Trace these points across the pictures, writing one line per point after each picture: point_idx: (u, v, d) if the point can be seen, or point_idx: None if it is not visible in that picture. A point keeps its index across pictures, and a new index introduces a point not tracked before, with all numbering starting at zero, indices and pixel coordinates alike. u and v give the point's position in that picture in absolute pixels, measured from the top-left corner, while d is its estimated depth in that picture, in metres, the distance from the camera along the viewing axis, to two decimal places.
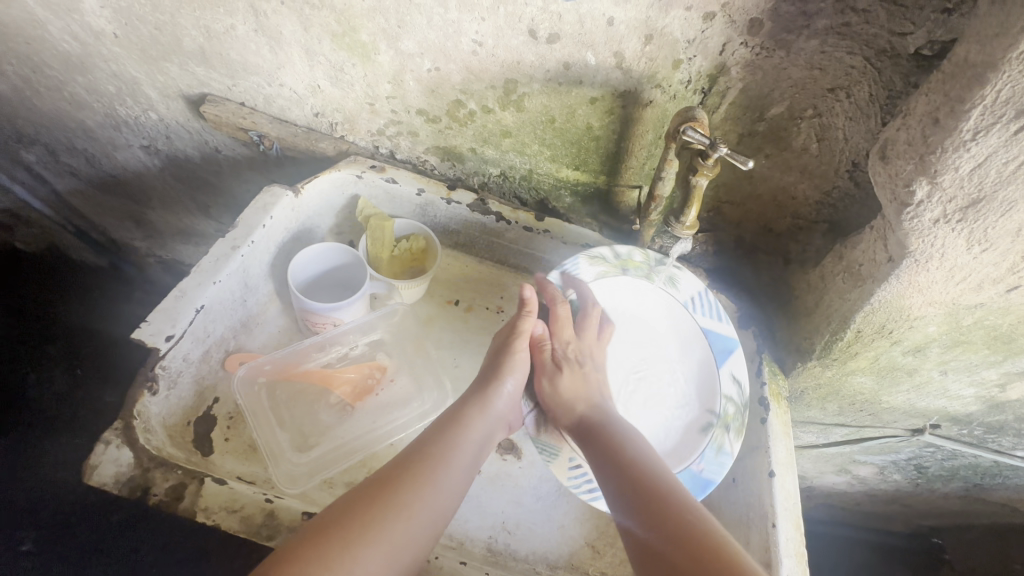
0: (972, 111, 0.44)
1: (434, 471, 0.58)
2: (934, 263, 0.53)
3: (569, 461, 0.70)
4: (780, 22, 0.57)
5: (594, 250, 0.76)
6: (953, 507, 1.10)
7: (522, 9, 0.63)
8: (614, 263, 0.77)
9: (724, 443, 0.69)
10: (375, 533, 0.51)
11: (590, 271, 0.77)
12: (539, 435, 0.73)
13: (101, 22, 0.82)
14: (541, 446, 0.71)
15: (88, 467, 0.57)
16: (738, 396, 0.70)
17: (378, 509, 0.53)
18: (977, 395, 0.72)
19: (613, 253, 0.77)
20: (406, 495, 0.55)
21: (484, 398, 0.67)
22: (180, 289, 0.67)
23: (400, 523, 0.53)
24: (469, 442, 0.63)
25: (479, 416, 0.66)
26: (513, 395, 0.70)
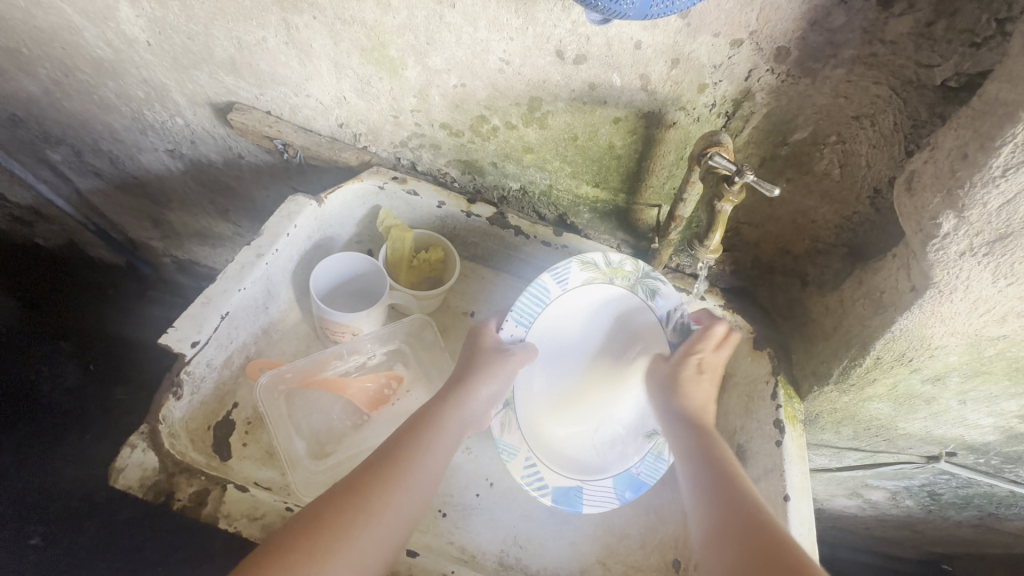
0: (1002, 148, 0.44)
1: (405, 474, 0.57)
2: (959, 294, 0.53)
3: (525, 461, 0.72)
4: (808, 51, 0.58)
5: (586, 255, 0.72)
6: (966, 534, 1.09)
7: (551, 30, 0.64)
8: (603, 271, 0.73)
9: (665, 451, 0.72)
10: (342, 542, 0.51)
11: (579, 277, 0.73)
12: (504, 436, 0.72)
13: (136, 30, 0.84)
14: (502, 447, 0.72)
15: (115, 470, 0.58)
16: None
17: (345, 515, 0.52)
18: (996, 426, 0.71)
19: (605, 260, 0.73)
20: (375, 501, 0.54)
21: (459, 398, 0.65)
22: (206, 296, 0.68)
23: (369, 531, 0.53)
24: (442, 444, 0.62)
25: (450, 417, 0.64)
26: (490, 398, 0.67)
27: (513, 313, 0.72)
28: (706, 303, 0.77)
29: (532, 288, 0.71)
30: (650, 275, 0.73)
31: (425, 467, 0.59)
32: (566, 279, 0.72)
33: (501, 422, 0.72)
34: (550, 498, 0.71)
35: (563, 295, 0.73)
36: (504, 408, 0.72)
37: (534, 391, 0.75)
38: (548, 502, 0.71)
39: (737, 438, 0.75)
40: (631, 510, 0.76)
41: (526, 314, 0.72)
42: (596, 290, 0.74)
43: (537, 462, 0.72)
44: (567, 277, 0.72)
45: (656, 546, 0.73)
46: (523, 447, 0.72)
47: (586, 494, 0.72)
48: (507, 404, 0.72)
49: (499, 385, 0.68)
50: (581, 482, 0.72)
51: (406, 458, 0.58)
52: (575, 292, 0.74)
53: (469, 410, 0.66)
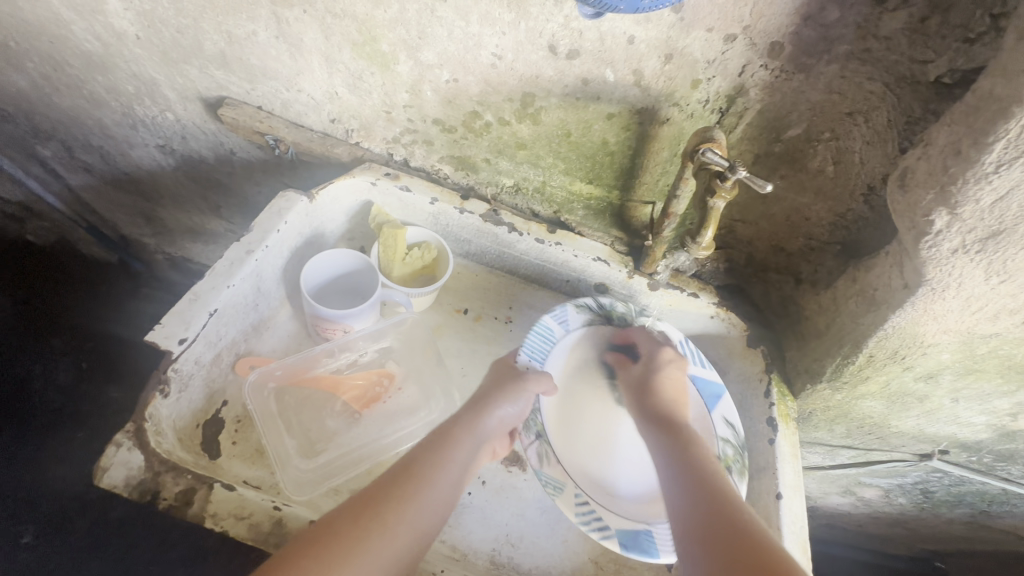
0: (995, 144, 0.44)
1: (418, 491, 0.57)
2: (951, 291, 0.52)
3: (575, 496, 0.68)
4: (801, 46, 0.58)
5: (581, 299, 0.80)
6: (958, 532, 1.09)
7: (543, 25, 0.63)
8: (597, 313, 0.80)
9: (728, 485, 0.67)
10: (354, 553, 0.51)
11: (576, 320, 0.79)
12: (544, 468, 0.70)
13: (125, 23, 0.83)
14: (546, 480, 0.69)
15: (100, 469, 0.57)
16: (734, 438, 0.70)
17: (359, 526, 0.53)
18: (988, 423, 0.71)
19: (597, 303, 0.80)
20: (389, 516, 0.55)
21: (477, 418, 0.65)
22: (194, 292, 0.68)
23: (381, 544, 0.53)
24: (457, 463, 0.61)
25: (468, 437, 0.64)
26: (509, 420, 0.67)
27: (526, 349, 0.75)
28: (700, 300, 0.77)
29: (537, 327, 0.77)
30: (642, 313, 0.80)
31: (440, 485, 0.59)
32: (566, 321, 0.79)
33: (537, 454, 0.71)
34: (615, 540, 0.65)
35: (566, 338, 0.78)
36: (537, 438, 0.72)
37: (562, 429, 0.74)
38: (613, 545, 0.65)
39: None
40: None
41: (538, 351, 0.76)
42: (595, 331, 0.79)
43: (589, 500, 0.68)
44: (565, 319, 0.79)
45: None
46: (570, 482, 0.69)
47: (658, 538, 0.65)
48: (539, 436, 0.72)
49: (518, 408, 0.68)
50: (647, 523, 0.67)
51: (422, 475, 0.58)
52: (577, 335, 0.79)
53: (489, 429, 0.65)
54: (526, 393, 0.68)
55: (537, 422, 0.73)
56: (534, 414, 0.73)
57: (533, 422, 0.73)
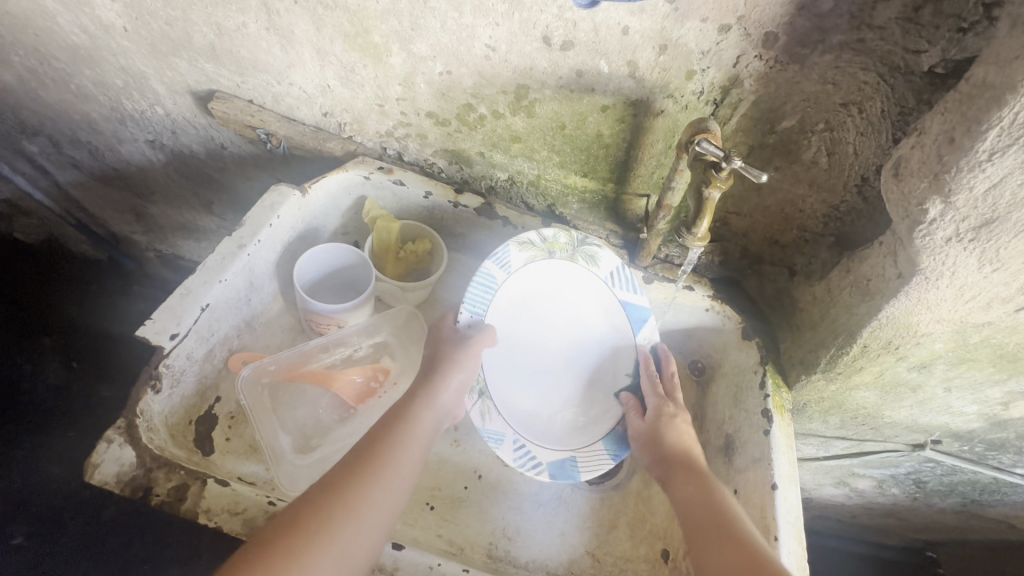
0: (989, 131, 0.44)
1: (383, 469, 0.56)
2: (945, 281, 0.53)
3: (514, 443, 0.72)
4: (796, 37, 0.57)
5: (522, 234, 0.72)
6: (950, 521, 1.10)
7: (537, 16, 0.63)
8: (541, 247, 0.73)
9: None
10: (323, 539, 0.50)
11: (519, 258, 0.72)
12: (486, 424, 0.71)
13: (112, 15, 0.82)
14: (488, 435, 0.71)
15: (90, 465, 0.56)
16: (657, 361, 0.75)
17: (326, 510, 0.52)
18: (980, 413, 0.72)
19: (541, 236, 0.72)
20: (354, 498, 0.53)
21: (430, 391, 0.65)
22: (186, 287, 0.67)
23: (350, 527, 0.52)
24: (417, 438, 0.61)
25: (425, 411, 0.64)
26: (460, 390, 0.67)
27: (465, 304, 0.71)
28: (695, 293, 0.77)
29: (478, 278, 0.70)
30: (585, 241, 0.74)
31: (404, 461, 0.58)
32: (507, 263, 0.72)
33: (480, 413, 0.71)
34: (547, 474, 0.71)
35: (508, 279, 0.73)
36: (480, 398, 0.72)
37: (501, 375, 0.74)
38: (545, 477, 0.72)
39: (725, 429, 0.75)
40: (619, 498, 0.76)
41: (478, 303, 0.71)
42: (539, 266, 0.74)
43: (525, 443, 0.73)
44: (507, 260, 0.72)
45: (646, 537, 0.73)
46: (509, 431, 0.72)
47: (581, 463, 0.73)
48: (481, 394, 0.72)
49: (468, 376, 0.68)
50: (574, 451, 0.73)
51: (384, 453, 0.58)
52: (519, 272, 0.73)
53: (440, 398, 0.65)
54: (470, 357, 0.67)
55: (478, 381, 0.72)
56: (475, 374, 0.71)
57: (477, 381, 0.72)
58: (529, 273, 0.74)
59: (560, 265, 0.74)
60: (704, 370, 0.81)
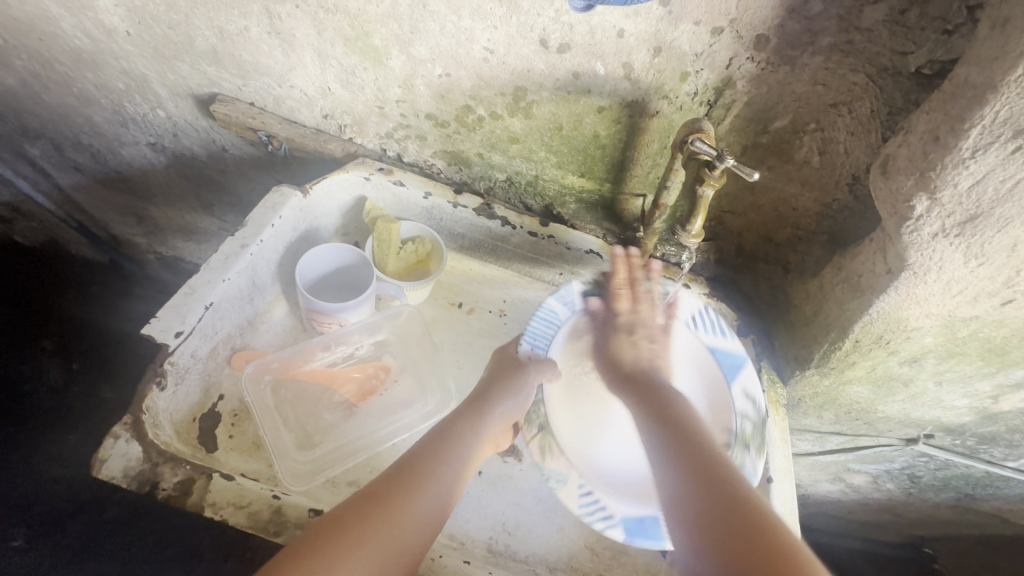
0: (971, 129, 0.45)
1: (426, 479, 0.57)
2: (932, 275, 0.54)
3: (579, 487, 0.67)
4: (787, 39, 0.59)
5: (585, 277, 0.78)
6: (944, 516, 1.11)
7: (534, 19, 0.64)
8: (607, 288, 0.76)
9: (746, 462, 0.66)
10: (370, 540, 0.51)
11: (580, 295, 0.76)
12: (546, 461, 0.69)
13: (115, 20, 0.83)
14: (549, 474, 0.68)
15: (97, 460, 0.57)
16: (754, 413, 0.69)
17: (376, 513, 0.53)
18: (971, 406, 0.73)
19: (604, 279, 0.77)
20: (399, 502, 0.55)
21: (481, 410, 0.66)
22: (190, 286, 0.68)
23: (395, 528, 0.53)
24: (466, 454, 0.62)
25: (475, 429, 0.65)
26: (509, 413, 0.68)
27: (528, 336, 0.75)
28: (690, 291, 0.79)
29: (542, 311, 0.76)
30: (658, 277, 0.76)
31: (451, 475, 0.60)
32: (570, 300, 0.76)
33: (539, 447, 0.70)
34: (621, 530, 0.65)
35: (573, 317, 0.75)
36: (540, 432, 0.71)
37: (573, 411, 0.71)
38: (618, 533, 0.64)
39: None
40: None
41: (540, 337, 0.75)
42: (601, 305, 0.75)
43: (593, 489, 0.67)
44: (572, 298, 0.76)
45: None
46: (573, 473, 0.67)
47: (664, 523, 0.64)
48: (542, 428, 0.70)
49: (517, 402, 0.69)
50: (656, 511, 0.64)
51: (433, 466, 0.59)
52: (581, 311, 0.75)
53: (494, 417, 0.67)
54: (529, 382, 0.69)
55: (540, 414, 0.71)
56: (535, 406, 0.72)
57: (535, 415, 0.72)
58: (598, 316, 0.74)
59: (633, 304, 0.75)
60: None
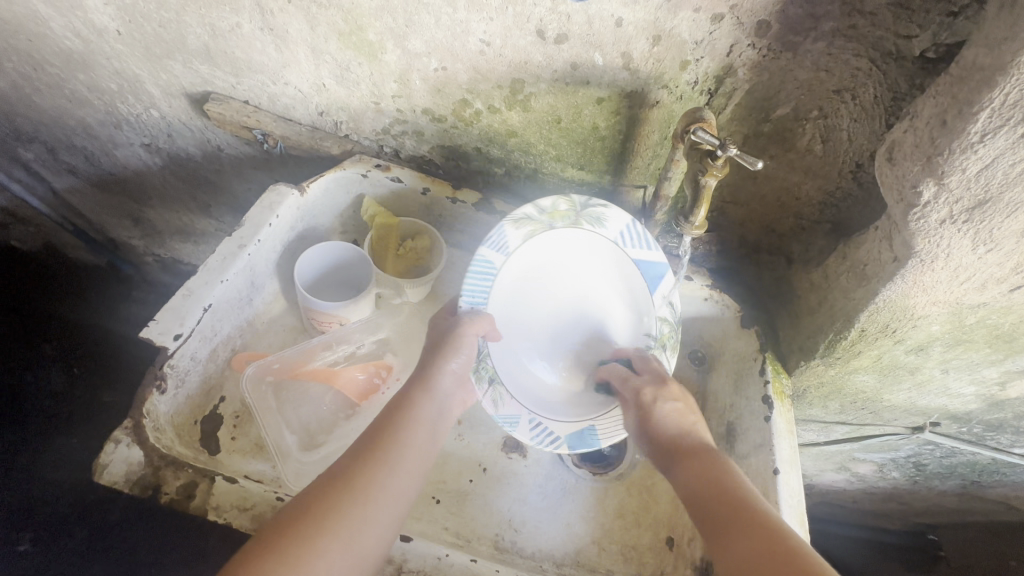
0: (980, 113, 0.44)
1: (387, 457, 0.56)
2: (940, 263, 0.53)
3: (530, 423, 0.72)
4: (788, 24, 0.58)
5: (517, 212, 0.71)
6: (950, 504, 1.11)
7: (530, 10, 0.63)
8: (541, 220, 0.72)
9: (662, 362, 0.73)
10: (333, 521, 0.51)
11: (517, 237, 0.72)
12: (500, 410, 0.72)
13: (105, 19, 0.82)
14: (503, 420, 0.71)
15: (99, 466, 0.57)
16: (671, 316, 0.73)
17: (336, 501, 0.52)
18: (978, 394, 0.73)
19: (538, 210, 0.71)
20: (362, 481, 0.54)
21: (428, 378, 0.64)
22: (187, 288, 0.67)
23: (359, 508, 0.52)
24: (423, 429, 0.61)
25: (428, 400, 0.63)
26: (460, 373, 0.67)
27: (466, 294, 0.71)
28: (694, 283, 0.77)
29: (475, 267, 0.70)
30: (589, 203, 0.72)
31: (412, 449, 0.59)
32: (505, 246, 0.71)
33: (492, 400, 0.71)
34: (566, 446, 0.72)
35: (508, 261, 0.72)
36: (490, 385, 0.71)
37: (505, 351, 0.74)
38: (564, 450, 0.72)
39: (726, 416, 0.76)
40: (622, 488, 0.77)
41: (479, 292, 0.71)
42: (537, 241, 0.73)
43: (542, 421, 0.72)
44: (505, 242, 0.71)
45: (650, 525, 0.74)
46: (524, 412, 0.72)
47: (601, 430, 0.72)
48: (492, 380, 0.71)
49: (462, 358, 0.67)
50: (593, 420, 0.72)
51: (388, 447, 0.57)
52: (518, 253, 0.73)
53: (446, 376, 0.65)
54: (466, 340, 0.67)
55: (487, 368, 0.71)
56: (481, 360, 0.71)
57: (484, 367, 0.71)
58: (525, 254, 0.73)
59: (567, 233, 0.73)
60: (703, 360, 0.82)
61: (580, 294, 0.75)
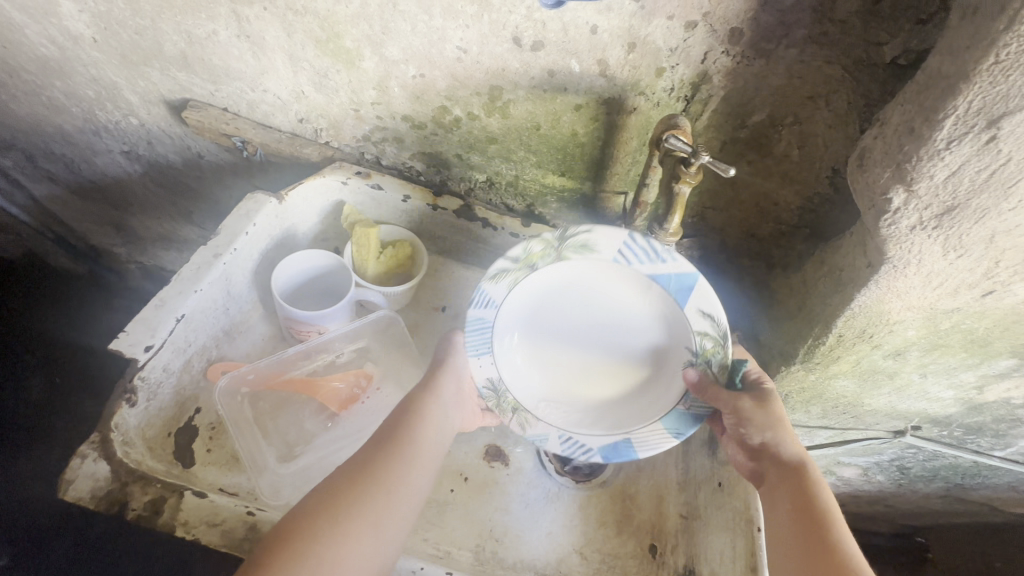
0: (946, 120, 0.44)
1: (404, 451, 0.58)
2: (912, 269, 0.53)
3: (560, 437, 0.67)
4: (760, 31, 0.58)
5: (491, 268, 0.67)
6: (935, 506, 1.12)
7: (506, 17, 0.63)
8: (519, 265, 0.68)
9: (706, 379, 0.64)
10: (360, 511, 0.53)
11: (499, 291, 0.68)
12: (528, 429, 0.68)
13: (80, 26, 0.81)
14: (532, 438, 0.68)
15: (64, 482, 0.56)
16: (713, 329, 0.64)
17: (360, 493, 0.54)
18: (957, 397, 0.73)
19: (511, 259, 0.67)
20: (381, 474, 0.56)
21: (433, 377, 0.66)
22: (160, 298, 0.66)
23: (381, 497, 0.54)
24: (433, 423, 0.63)
25: (433, 408, 0.64)
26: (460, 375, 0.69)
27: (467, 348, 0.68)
28: None
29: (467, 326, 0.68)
30: (567, 235, 0.67)
31: (423, 443, 0.61)
32: (489, 301, 0.68)
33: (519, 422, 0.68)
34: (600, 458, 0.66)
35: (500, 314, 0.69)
36: (515, 413, 0.68)
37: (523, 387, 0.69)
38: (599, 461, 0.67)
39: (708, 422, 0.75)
40: (606, 495, 0.76)
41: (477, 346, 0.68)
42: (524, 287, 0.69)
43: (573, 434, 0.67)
44: (487, 299, 0.68)
45: (632, 532, 0.74)
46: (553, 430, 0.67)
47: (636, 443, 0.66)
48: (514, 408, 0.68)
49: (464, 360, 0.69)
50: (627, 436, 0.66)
51: (403, 440, 0.59)
52: (508, 304, 0.69)
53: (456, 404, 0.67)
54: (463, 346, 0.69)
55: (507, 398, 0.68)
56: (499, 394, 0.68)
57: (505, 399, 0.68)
58: (517, 299, 0.69)
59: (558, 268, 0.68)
60: None
61: (605, 322, 0.69)
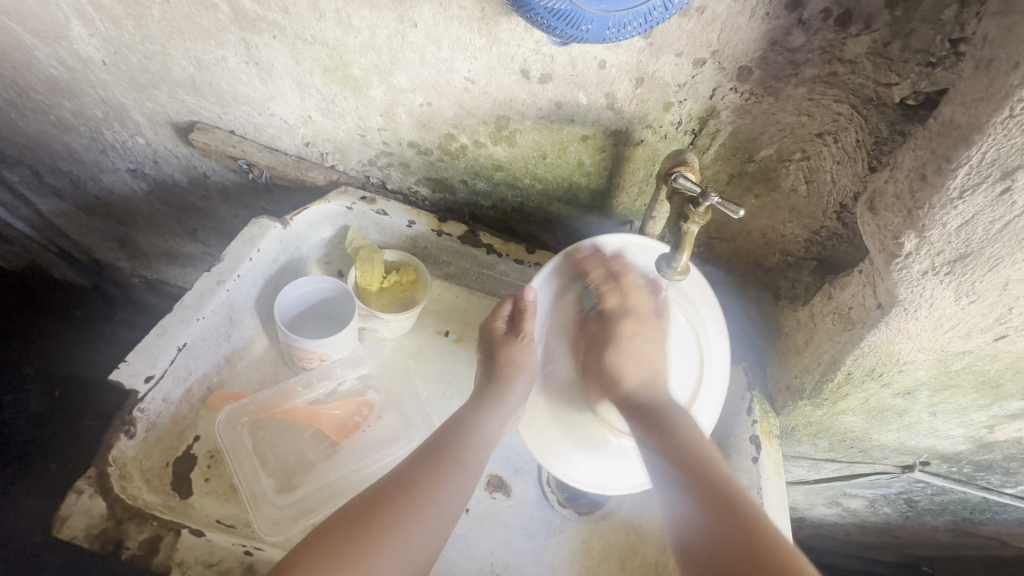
0: (959, 169, 0.44)
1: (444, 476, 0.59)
2: (923, 312, 0.53)
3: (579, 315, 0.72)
4: (769, 70, 0.58)
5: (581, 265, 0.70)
6: (944, 538, 1.10)
7: (514, 50, 0.63)
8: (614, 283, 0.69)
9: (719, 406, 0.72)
10: (392, 531, 0.53)
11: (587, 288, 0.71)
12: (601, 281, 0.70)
13: (90, 49, 0.81)
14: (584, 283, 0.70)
15: (58, 519, 0.55)
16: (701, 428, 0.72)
17: (394, 510, 0.54)
18: (967, 435, 0.72)
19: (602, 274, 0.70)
20: (419, 495, 0.56)
21: (496, 402, 0.69)
22: (162, 327, 0.66)
23: (415, 523, 0.54)
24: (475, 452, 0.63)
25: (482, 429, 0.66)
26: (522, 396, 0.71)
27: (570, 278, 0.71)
28: None
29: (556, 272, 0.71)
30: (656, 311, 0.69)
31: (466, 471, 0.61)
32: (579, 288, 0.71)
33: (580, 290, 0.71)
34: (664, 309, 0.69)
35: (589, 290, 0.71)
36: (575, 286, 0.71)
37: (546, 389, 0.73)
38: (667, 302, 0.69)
39: None
40: (609, 529, 0.75)
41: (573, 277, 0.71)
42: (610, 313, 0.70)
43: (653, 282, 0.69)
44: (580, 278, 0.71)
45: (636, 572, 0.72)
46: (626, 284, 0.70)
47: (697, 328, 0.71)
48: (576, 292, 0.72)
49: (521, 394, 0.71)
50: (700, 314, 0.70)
51: (444, 465, 0.60)
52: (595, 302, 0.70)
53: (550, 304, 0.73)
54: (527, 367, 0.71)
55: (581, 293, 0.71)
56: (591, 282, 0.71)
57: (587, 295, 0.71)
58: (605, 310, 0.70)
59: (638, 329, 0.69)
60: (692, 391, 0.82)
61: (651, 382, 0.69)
